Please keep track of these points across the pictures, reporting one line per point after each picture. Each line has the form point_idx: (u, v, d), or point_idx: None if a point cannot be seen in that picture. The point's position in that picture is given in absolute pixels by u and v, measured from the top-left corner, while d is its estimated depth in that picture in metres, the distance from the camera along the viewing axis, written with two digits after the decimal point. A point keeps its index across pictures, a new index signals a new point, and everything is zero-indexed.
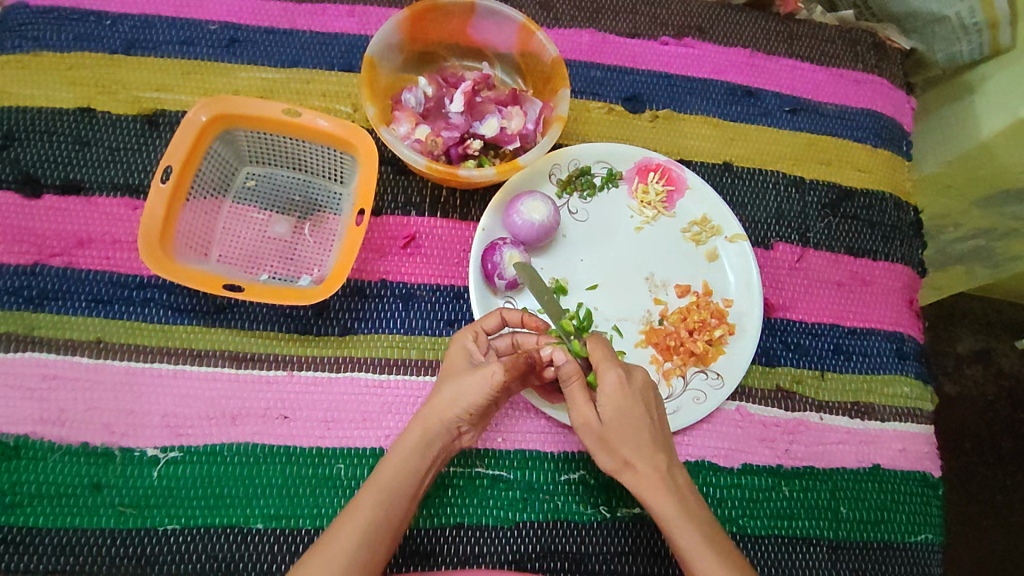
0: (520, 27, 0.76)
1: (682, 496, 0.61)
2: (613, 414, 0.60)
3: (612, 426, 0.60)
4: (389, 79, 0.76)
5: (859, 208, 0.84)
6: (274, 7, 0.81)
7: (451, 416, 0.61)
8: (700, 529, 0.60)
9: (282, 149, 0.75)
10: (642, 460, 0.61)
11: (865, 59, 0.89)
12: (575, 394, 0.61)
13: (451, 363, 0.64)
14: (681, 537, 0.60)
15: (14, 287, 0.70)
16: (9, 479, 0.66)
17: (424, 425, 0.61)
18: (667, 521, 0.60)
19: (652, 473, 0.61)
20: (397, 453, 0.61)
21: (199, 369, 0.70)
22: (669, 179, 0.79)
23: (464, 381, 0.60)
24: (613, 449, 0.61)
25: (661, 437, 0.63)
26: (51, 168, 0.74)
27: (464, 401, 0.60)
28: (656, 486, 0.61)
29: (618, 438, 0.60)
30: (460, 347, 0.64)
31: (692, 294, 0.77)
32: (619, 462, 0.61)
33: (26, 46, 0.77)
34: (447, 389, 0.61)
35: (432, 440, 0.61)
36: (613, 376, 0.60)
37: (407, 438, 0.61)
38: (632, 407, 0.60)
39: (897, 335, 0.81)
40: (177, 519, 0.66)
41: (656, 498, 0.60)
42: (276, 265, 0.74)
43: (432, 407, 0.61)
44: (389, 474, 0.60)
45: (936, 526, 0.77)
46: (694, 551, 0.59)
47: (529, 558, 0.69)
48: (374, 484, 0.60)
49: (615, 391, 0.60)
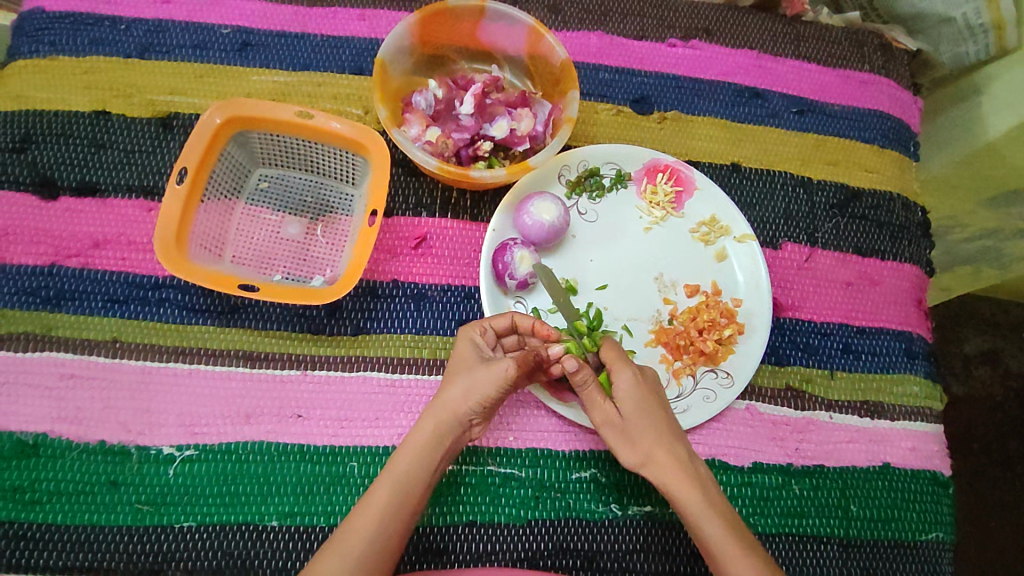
0: (529, 30, 0.77)
1: (705, 487, 0.62)
2: (632, 408, 0.63)
3: (630, 419, 0.63)
4: (400, 82, 0.77)
5: (867, 208, 0.84)
6: (286, 11, 0.82)
7: (463, 409, 0.62)
8: (724, 518, 0.61)
9: (295, 151, 0.76)
10: (664, 450, 0.63)
11: (871, 60, 0.89)
12: (592, 394, 0.63)
13: (461, 358, 0.64)
14: (707, 526, 0.60)
15: (31, 287, 0.71)
16: (27, 477, 0.66)
17: (436, 419, 0.62)
18: (692, 511, 0.61)
19: (676, 464, 0.62)
20: (410, 447, 0.62)
21: (213, 368, 0.71)
22: (678, 180, 0.80)
23: (477, 375, 0.62)
24: (635, 442, 0.63)
25: (679, 431, 0.65)
26: (68, 171, 0.75)
27: (477, 394, 0.61)
28: (680, 478, 0.62)
29: (638, 430, 0.63)
30: (467, 341, 0.65)
31: (702, 294, 0.78)
32: (640, 455, 0.63)
33: (43, 51, 0.78)
34: (460, 383, 0.62)
35: (444, 433, 0.62)
36: (628, 374, 0.63)
37: (419, 433, 0.62)
38: (648, 400, 0.64)
39: (906, 334, 0.81)
40: (193, 517, 0.67)
41: (682, 488, 0.62)
42: (289, 265, 0.75)
43: (444, 402, 0.62)
44: (401, 465, 0.61)
45: (946, 525, 0.77)
46: (721, 541, 0.59)
47: (541, 555, 0.69)
48: (387, 478, 0.60)
49: (630, 387, 0.63)
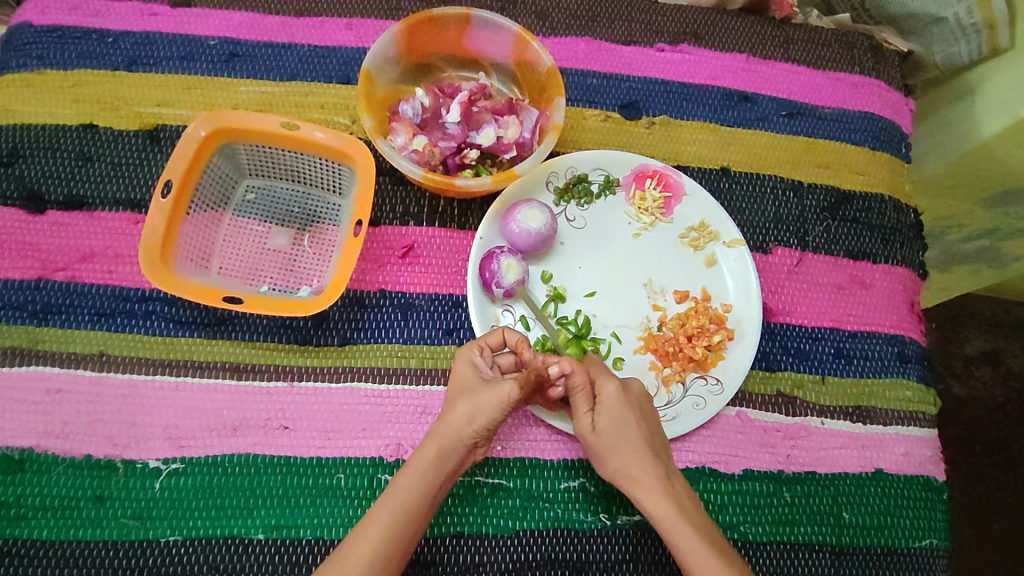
0: (514, 37, 0.77)
1: (680, 501, 0.63)
2: (607, 421, 0.64)
3: (606, 433, 0.64)
4: (386, 91, 0.77)
5: (859, 211, 0.84)
6: (273, 22, 0.82)
7: (466, 433, 0.62)
8: (697, 531, 0.61)
9: (282, 162, 0.76)
10: (638, 466, 0.63)
11: (862, 62, 0.89)
12: (577, 403, 0.64)
13: (461, 381, 0.64)
14: (679, 537, 0.60)
15: (18, 302, 0.71)
16: (14, 492, 0.66)
17: (439, 441, 0.62)
18: (665, 523, 0.61)
19: (649, 479, 0.63)
20: (411, 470, 0.62)
21: (200, 381, 0.70)
22: (666, 186, 0.79)
23: (481, 399, 0.61)
24: (610, 456, 0.64)
25: (657, 448, 0.65)
26: (55, 185, 0.75)
27: (481, 418, 0.61)
28: (654, 493, 0.63)
29: (615, 443, 0.64)
30: (467, 361, 0.65)
31: (692, 299, 0.77)
32: (615, 470, 0.64)
33: (30, 65, 0.78)
34: (462, 407, 0.62)
35: (449, 453, 0.62)
36: (611, 386, 0.64)
37: (423, 454, 0.62)
38: (626, 415, 0.64)
39: (898, 338, 0.81)
40: (179, 531, 0.67)
41: (653, 503, 0.62)
42: (277, 275, 0.75)
43: (448, 423, 0.62)
44: (405, 488, 0.61)
45: (940, 530, 0.76)
46: (692, 552, 0.60)
47: (530, 566, 0.69)
48: (388, 503, 0.60)
49: (610, 399, 0.64)
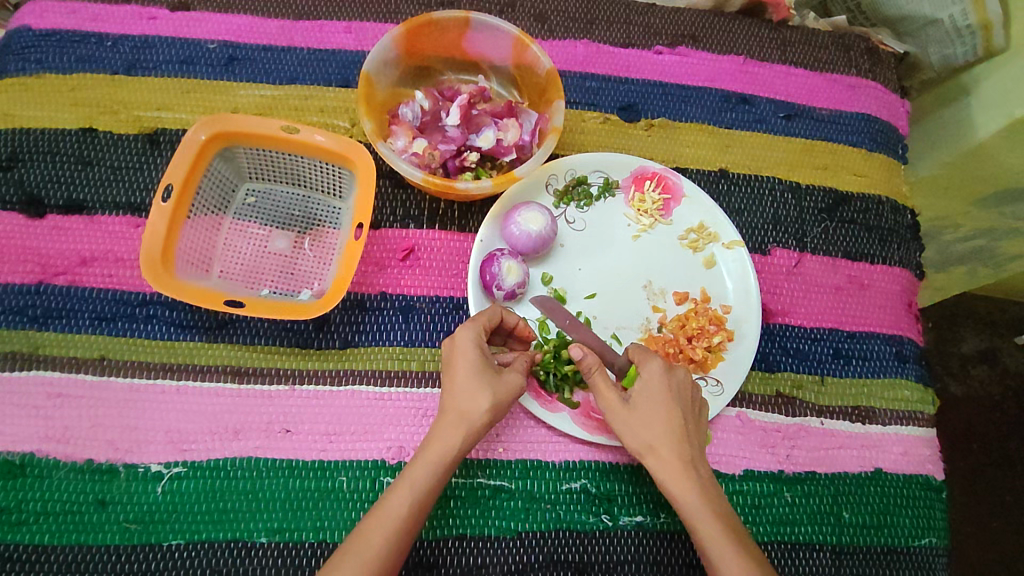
0: (514, 40, 0.77)
1: (705, 488, 0.62)
2: (646, 398, 0.64)
3: (641, 409, 0.64)
4: (386, 94, 0.77)
5: (857, 212, 0.84)
6: (273, 25, 0.82)
7: (482, 423, 0.62)
8: (720, 521, 0.60)
9: (282, 165, 0.76)
10: (668, 446, 0.63)
11: (859, 64, 0.89)
12: (597, 381, 0.64)
13: (470, 366, 0.62)
14: (702, 523, 0.60)
15: (18, 306, 0.71)
16: (15, 497, 0.66)
17: (457, 431, 0.61)
18: (687, 507, 0.61)
19: (676, 461, 0.62)
20: (427, 456, 0.61)
21: (202, 385, 0.70)
22: (665, 188, 0.79)
23: (500, 388, 0.62)
24: (638, 431, 0.63)
25: (690, 433, 0.65)
26: (54, 190, 0.75)
27: (500, 408, 0.63)
28: (681, 476, 0.62)
29: (647, 420, 0.64)
30: (474, 345, 0.63)
31: (691, 301, 0.78)
32: (642, 446, 0.63)
33: (29, 68, 0.78)
34: (484, 398, 0.61)
35: (462, 442, 0.61)
36: (655, 366, 0.65)
37: (440, 442, 0.61)
38: (665, 396, 0.64)
39: (896, 338, 0.81)
40: (182, 534, 0.67)
41: (679, 486, 0.62)
42: (277, 279, 0.75)
43: (467, 413, 0.61)
44: (421, 475, 0.60)
45: (939, 529, 0.76)
46: (715, 539, 0.60)
47: (531, 567, 0.69)
48: (402, 488, 0.60)
49: (655, 378, 0.65)
